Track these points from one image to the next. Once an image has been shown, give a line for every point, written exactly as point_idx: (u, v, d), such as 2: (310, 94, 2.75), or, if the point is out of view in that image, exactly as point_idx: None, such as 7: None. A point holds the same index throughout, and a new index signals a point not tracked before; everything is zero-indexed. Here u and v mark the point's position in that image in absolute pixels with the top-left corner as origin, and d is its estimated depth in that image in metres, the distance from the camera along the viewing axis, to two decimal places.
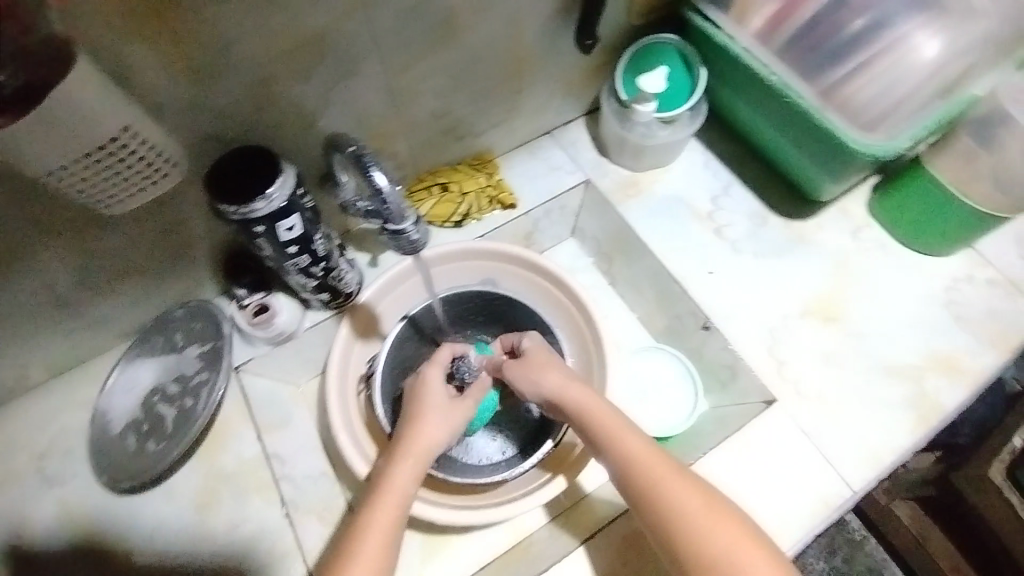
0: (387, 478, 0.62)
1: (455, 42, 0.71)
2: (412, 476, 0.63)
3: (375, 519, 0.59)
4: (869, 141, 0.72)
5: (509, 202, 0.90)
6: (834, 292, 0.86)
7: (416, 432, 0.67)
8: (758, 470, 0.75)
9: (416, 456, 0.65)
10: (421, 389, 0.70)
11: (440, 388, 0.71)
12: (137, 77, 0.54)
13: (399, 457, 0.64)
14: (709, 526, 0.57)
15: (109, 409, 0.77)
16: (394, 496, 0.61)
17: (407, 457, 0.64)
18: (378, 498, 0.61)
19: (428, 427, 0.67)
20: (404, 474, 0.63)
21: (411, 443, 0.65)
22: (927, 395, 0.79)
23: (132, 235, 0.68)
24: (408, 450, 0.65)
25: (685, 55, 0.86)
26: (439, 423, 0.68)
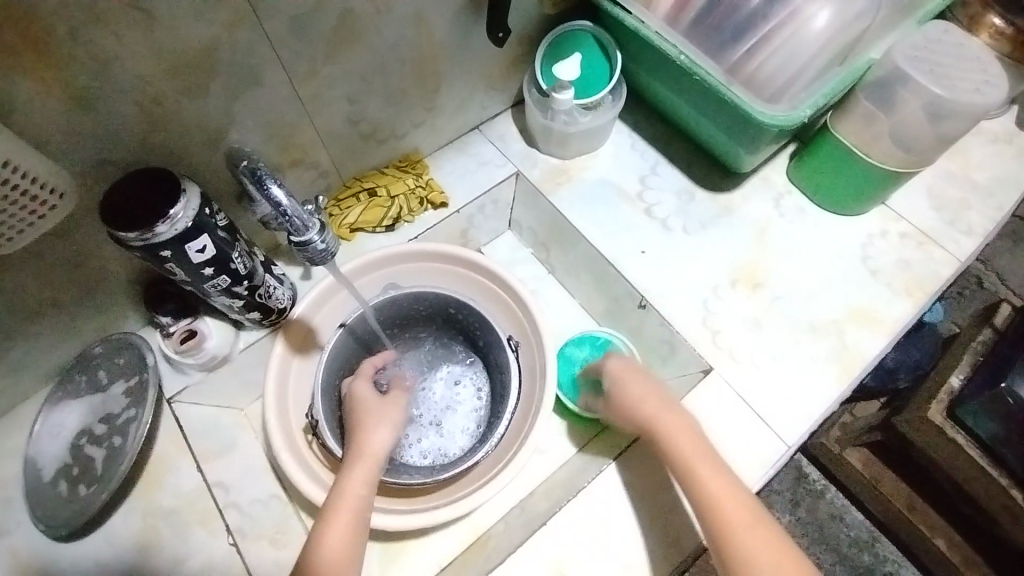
0: (340, 488, 0.64)
1: (359, 45, 0.70)
2: (363, 478, 0.65)
3: (333, 526, 0.61)
4: (772, 112, 0.73)
5: (440, 200, 0.90)
6: (759, 259, 0.89)
7: (363, 438, 0.69)
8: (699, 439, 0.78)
9: (368, 458, 0.67)
10: (358, 401, 0.73)
11: (370, 395, 0.74)
12: (11, 106, 0.51)
13: (354, 462, 0.67)
14: (713, 482, 0.64)
15: (35, 458, 0.73)
16: (349, 504, 0.63)
17: (358, 462, 0.66)
18: (336, 505, 0.62)
19: (370, 431, 0.69)
20: (358, 477, 0.65)
21: (359, 448, 0.68)
22: (849, 347, 0.83)
23: (34, 274, 0.64)
24: (359, 455, 0.67)
25: (601, 41, 0.88)
26: (382, 425, 0.71)
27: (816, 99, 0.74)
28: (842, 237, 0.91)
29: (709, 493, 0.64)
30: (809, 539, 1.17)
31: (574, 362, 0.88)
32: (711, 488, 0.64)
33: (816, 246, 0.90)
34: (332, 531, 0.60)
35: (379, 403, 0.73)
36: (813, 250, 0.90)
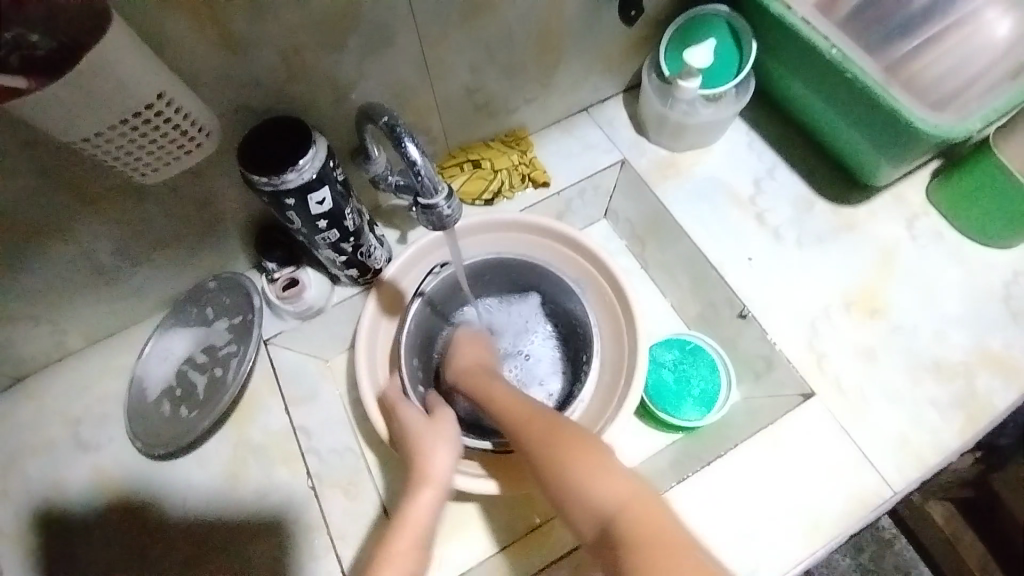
0: (405, 515, 0.60)
1: (492, 11, 0.68)
2: (430, 506, 0.61)
3: (394, 556, 0.58)
4: (934, 122, 0.67)
5: (542, 180, 0.87)
6: (879, 282, 0.81)
7: (422, 461, 0.64)
8: (722, 497, 0.71)
9: (433, 483, 0.62)
10: (405, 425, 0.68)
11: (419, 417, 0.68)
12: (174, 44, 0.53)
13: (416, 489, 0.62)
14: (599, 479, 0.54)
15: (144, 376, 0.78)
16: (413, 528, 0.60)
17: (421, 489, 0.62)
18: (397, 533, 0.59)
19: (430, 455, 0.64)
20: (422, 501, 0.61)
21: (420, 472, 0.63)
22: (978, 395, 0.75)
23: (166, 205, 0.68)
24: (420, 482, 0.62)
25: (735, 28, 0.81)
26: (442, 446, 0.65)
27: (988, 113, 0.66)
28: (976, 271, 0.82)
29: (600, 494, 0.54)
30: None
31: (661, 364, 0.85)
32: (586, 484, 0.55)
33: (946, 276, 0.82)
34: (395, 568, 0.57)
35: (426, 423, 0.68)
36: (941, 280, 0.82)
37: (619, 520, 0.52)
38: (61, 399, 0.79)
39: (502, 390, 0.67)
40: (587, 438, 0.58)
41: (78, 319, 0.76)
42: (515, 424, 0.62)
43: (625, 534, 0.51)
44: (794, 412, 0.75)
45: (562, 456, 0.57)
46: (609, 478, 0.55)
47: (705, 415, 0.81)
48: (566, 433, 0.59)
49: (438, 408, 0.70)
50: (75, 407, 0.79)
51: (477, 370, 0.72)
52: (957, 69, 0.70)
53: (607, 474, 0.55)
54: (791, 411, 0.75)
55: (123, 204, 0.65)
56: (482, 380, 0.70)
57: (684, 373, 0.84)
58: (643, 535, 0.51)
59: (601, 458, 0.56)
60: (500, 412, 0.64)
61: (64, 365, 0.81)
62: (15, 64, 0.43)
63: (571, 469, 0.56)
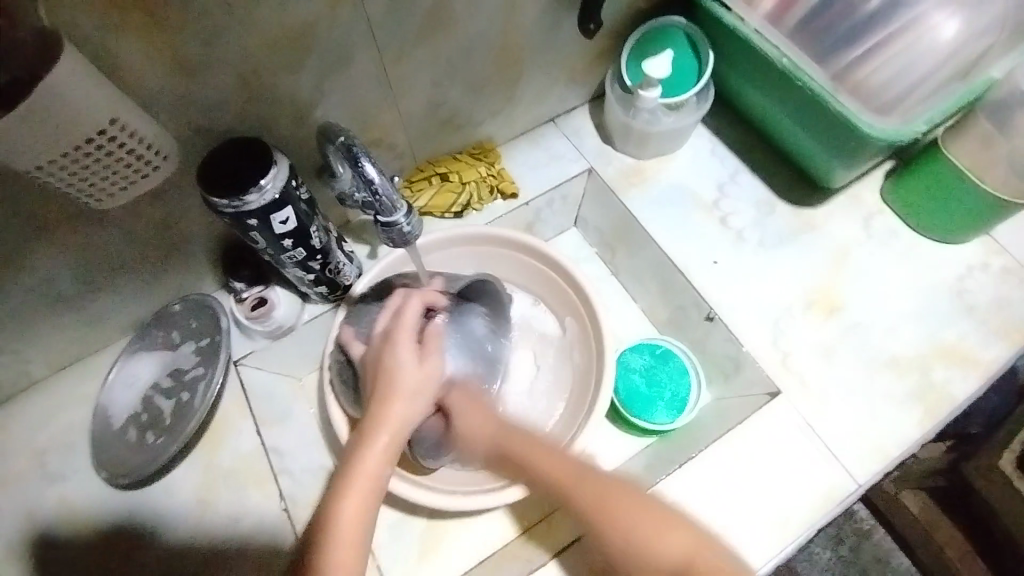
0: (355, 465, 0.57)
1: (452, 27, 0.69)
2: (388, 459, 0.58)
3: (346, 509, 0.54)
4: (883, 125, 0.69)
5: (511, 192, 0.88)
6: (839, 281, 0.84)
7: (398, 409, 0.60)
8: (721, 484, 0.73)
9: (397, 435, 0.59)
10: (390, 366, 0.62)
11: (417, 361, 0.63)
12: (129, 69, 0.53)
13: (373, 435, 0.58)
14: (655, 535, 0.55)
15: (109, 404, 0.77)
16: (368, 480, 0.56)
17: (380, 436, 0.58)
18: (351, 482, 0.56)
19: (405, 401, 0.60)
20: (378, 454, 0.58)
21: (394, 424, 0.60)
22: (936, 386, 0.78)
23: (125, 228, 0.67)
24: (379, 427, 0.58)
25: (693, 41, 0.83)
26: (421, 397, 0.62)
27: (934, 114, 0.70)
28: (931, 266, 0.85)
29: (662, 552, 0.54)
30: None
31: (632, 368, 0.86)
32: (631, 532, 0.55)
33: (903, 272, 0.85)
34: (348, 517, 0.54)
35: (418, 369, 0.63)
36: (898, 276, 0.84)
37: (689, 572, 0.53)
38: (24, 430, 0.77)
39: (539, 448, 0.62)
40: (626, 486, 0.58)
41: (39, 347, 0.75)
42: (552, 484, 0.60)
43: None
44: (760, 412, 0.76)
45: (604, 519, 0.57)
46: (669, 531, 0.55)
47: (677, 418, 0.82)
48: (609, 485, 0.58)
49: (429, 342, 0.66)
50: (39, 438, 0.76)
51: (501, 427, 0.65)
52: (904, 73, 0.72)
53: (659, 527, 0.55)
54: (758, 411, 0.76)
55: (81, 230, 0.64)
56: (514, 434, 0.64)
57: (656, 378, 0.85)
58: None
59: (655, 512, 0.56)
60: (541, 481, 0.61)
61: (27, 394, 0.79)
62: None
63: (611, 518, 0.56)
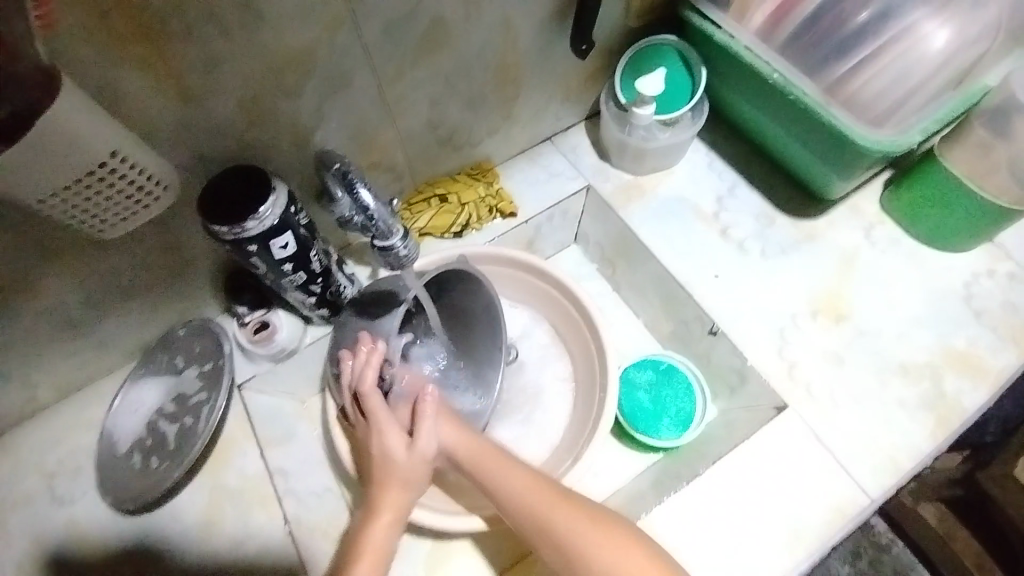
0: (363, 541, 0.64)
1: (447, 49, 0.70)
2: (387, 533, 0.65)
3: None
4: (875, 137, 0.70)
5: (509, 209, 0.89)
6: (842, 291, 0.83)
7: (389, 495, 0.66)
8: (698, 518, 0.71)
9: (393, 512, 0.66)
10: (383, 450, 0.67)
11: (407, 449, 0.67)
12: (132, 101, 0.54)
13: (376, 514, 0.66)
14: (611, 554, 0.60)
15: (115, 429, 0.77)
16: (371, 552, 0.64)
17: (383, 516, 0.66)
18: (356, 561, 0.63)
19: (395, 481, 0.67)
20: (378, 533, 0.65)
21: (387, 502, 0.66)
22: (946, 396, 0.77)
23: (130, 255, 0.68)
24: (379, 510, 0.66)
25: (685, 56, 0.84)
26: (409, 476, 0.67)
27: (929, 124, 0.72)
28: (936, 273, 0.84)
29: (607, 569, 0.59)
30: None
31: (637, 386, 0.86)
32: (593, 563, 0.60)
33: (907, 280, 0.84)
34: None
35: (412, 455, 0.67)
36: (902, 284, 0.84)
37: None
38: (32, 456, 0.78)
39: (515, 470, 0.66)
40: (598, 517, 0.62)
41: (47, 373, 0.76)
42: (519, 499, 0.64)
43: None
44: (767, 427, 0.75)
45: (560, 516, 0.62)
46: (635, 554, 0.60)
47: (682, 435, 0.82)
48: (565, 503, 0.63)
49: (421, 421, 0.67)
50: (47, 464, 0.77)
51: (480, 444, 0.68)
52: (897, 83, 0.72)
53: (608, 534, 0.61)
54: (764, 425, 0.75)
55: (87, 258, 0.65)
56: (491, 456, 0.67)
57: (661, 395, 0.84)
58: None
59: (609, 525, 0.61)
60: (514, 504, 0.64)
61: (35, 420, 0.80)
62: None
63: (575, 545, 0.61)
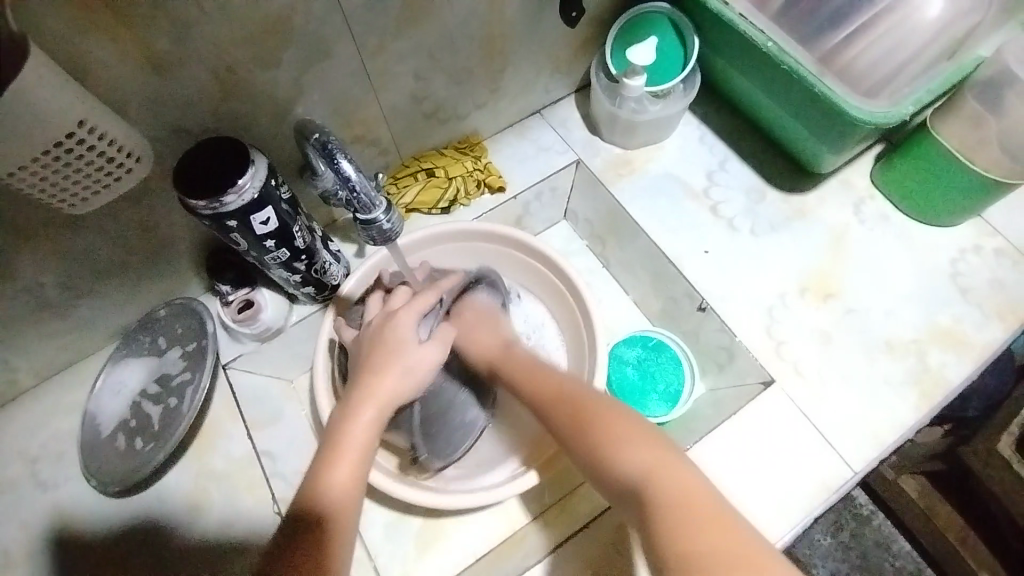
0: (341, 429, 0.57)
1: (431, 18, 0.68)
2: (369, 421, 0.58)
3: (340, 457, 0.55)
4: (868, 108, 0.69)
5: (497, 185, 0.88)
6: (830, 266, 0.83)
7: (375, 377, 0.60)
8: (732, 457, 0.73)
9: (377, 401, 0.59)
10: (398, 340, 0.62)
11: (418, 340, 0.63)
12: (99, 71, 0.52)
13: (359, 406, 0.59)
14: (630, 444, 0.54)
15: (98, 412, 0.76)
16: (354, 444, 0.56)
17: (370, 396, 0.59)
18: (336, 447, 0.56)
19: (388, 373, 0.61)
20: (363, 421, 0.58)
21: (370, 386, 0.60)
22: (931, 370, 0.78)
23: (106, 233, 0.66)
24: (364, 401, 0.58)
25: (677, 25, 0.82)
26: (402, 370, 0.61)
27: (921, 95, 0.69)
28: (924, 249, 0.84)
29: (628, 460, 0.53)
30: (850, 564, 1.09)
31: (625, 362, 0.86)
32: (620, 453, 0.53)
33: (895, 256, 0.84)
34: (338, 474, 0.54)
35: (418, 354, 0.63)
36: (891, 261, 0.84)
37: (647, 487, 0.51)
38: (13, 440, 0.76)
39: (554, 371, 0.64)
40: (617, 411, 0.57)
41: (25, 356, 0.74)
42: (545, 399, 0.61)
43: (663, 499, 0.50)
44: (754, 402, 0.76)
45: (598, 451, 0.55)
46: (643, 444, 0.54)
47: (670, 411, 0.81)
48: (578, 402, 0.59)
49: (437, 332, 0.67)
50: (29, 447, 0.76)
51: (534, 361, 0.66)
52: (889, 55, 0.71)
53: (640, 442, 0.54)
54: (752, 400, 0.76)
55: (60, 236, 0.63)
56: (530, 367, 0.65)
57: (649, 369, 0.84)
58: (669, 492, 0.50)
59: (634, 427, 0.55)
60: (542, 395, 0.62)
61: (16, 403, 0.78)
62: None
63: (595, 432, 0.55)
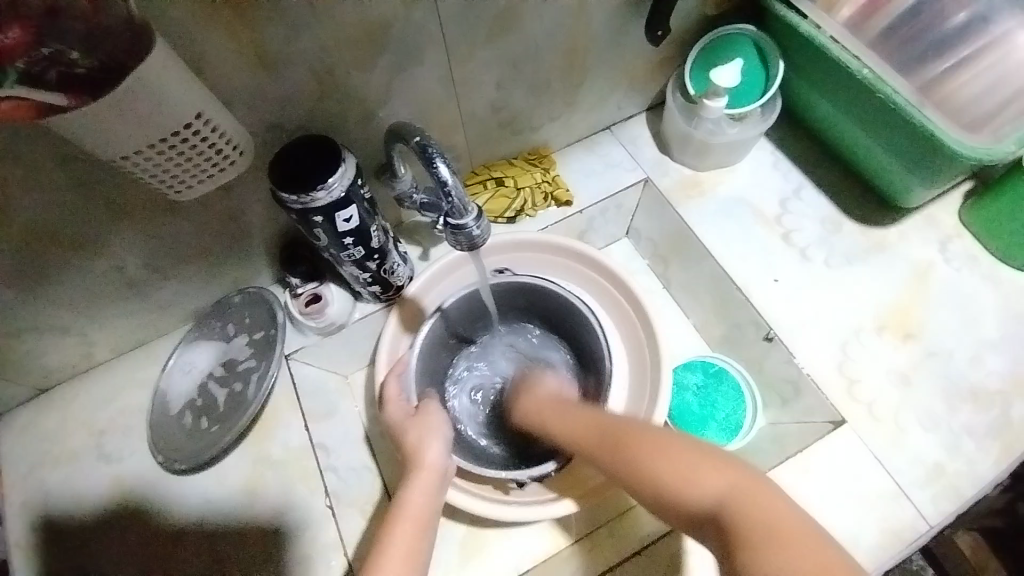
0: (400, 504, 0.60)
1: (519, 29, 0.69)
2: (425, 493, 0.62)
3: (394, 545, 0.56)
4: (971, 143, 0.65)
5: (565, 199, 0.87)
6: (910, 306, 0.79)
7: (417, 454, 0.66)
8: None
9: (428, 476, 0.64)
10: (412, 445, 0.67)
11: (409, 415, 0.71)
12: (210, 64, 0.54)
13: (413, 479, 0.63)
14: (698, 469, 0.50)
15: (167, 390, 0.78)
16: (410, 516, 0.59)
17: (418, 477, 0.63)
18: (393, 523, 0.58)
19: (424, 446, 0.66)
20: (415, 492, 0.61)
21: (415, 466, 0.64)
22: (1016, 424, 0.73)
23: (195, 219, 0.69)
24: (415, 474, 0.63)
25: (762, 49, 0.81)
26: (433, 438, 0.67)
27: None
28: (1013, 294, 0.80)
29: (701, 490, 0.48)
30: None
31: (685, 387, 0.84)
32: (690, 485, 0.49)
33: (981, 299, 0.79)
34: (397, 547, 0.56)
35: (414, 420, 0.70)
36: (975, 305, 0.79)
37: (721, 511, 0.47)
38: (83, 410, 0.80)
39: (562, 417, 0.67)
40: (668, 436, 0.54)
41: (104, 330, 0.77)
42: (591, 445, 0.61)
43: (739, 521, 0.45)
44: (822, 441, 0.72)
45: (648, 454, 0.53)
46: (713, 470, 0.49)
47: (731, 441, 0.79)
48: (629, 430, 0.57)
49: (427, 415, 0.70)
50: (98, 419, 0.79)
51: (561, 408, 0.69)
52: (991, 90, 0.68)
53: (704, 463, 0.50)
54: (819, 439, 0.73)
55: (155, 219, 0.66)
56: (564, 411, 0.68)
57: (709, 397, 0.82)
58: (758, 518, 0.45)
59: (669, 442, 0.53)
60: (567, 429, 0.65)
61: (88, 376, 0.82)
62: (53, 80, 0.43)
63: (651, 457, 0.53)
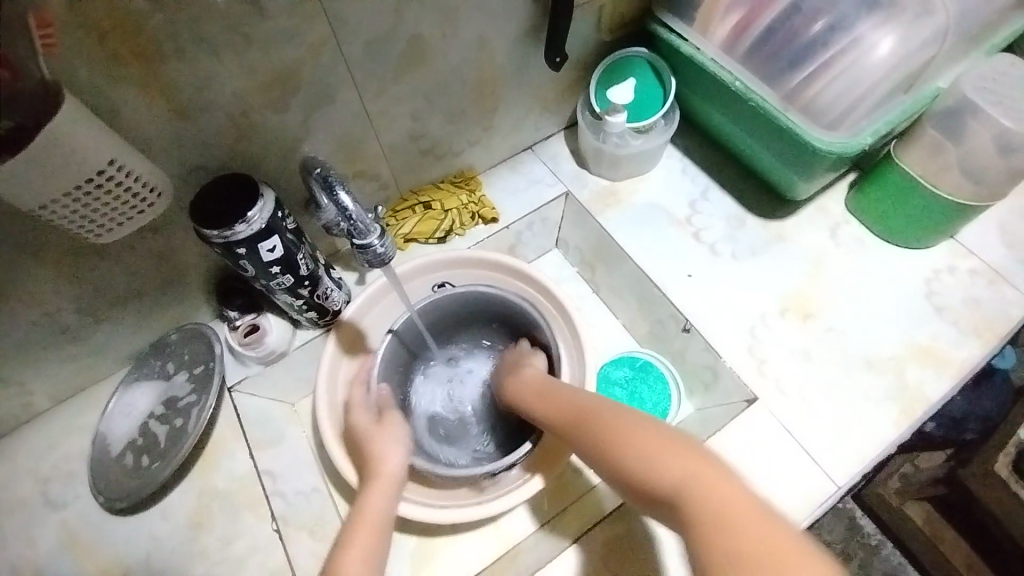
0: (360, 508, 0.65)
1: (425, 64, 0.75)
2: (383, 499, 0.66)
3: (354, 548, 0.60)
4: (831, 139, 0.74)
5: (491, 216, 0.93)
6: (809, 288, 0.87)
7: (377, 459, 0.70)
8: None
9: (387, 482, 0.68)
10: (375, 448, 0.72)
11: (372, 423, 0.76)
12: (124, 115, 0.58)
13: (373, 485, 0.68)
14: (661, 453, 0.55)
15: (108, 433, 0.79)
16: (368, 522, 0.63)
17: (376, 484, 0.68)
18: (355, 527, 0.62)
19: (383, 453, 0.71)
20: (376, 500, 0.66)
21: (377, 472, 0.69)
22: (910, 388, 0.80)
23: (126, 261, 0.71)
24: (373, 482, 0.68)
25: (655, 68, 0.89)
26: (393, 444, 0.72)
27: (881, 125, 0.76)
28: (900, 270, 0.88)
29: (664, 472, 0.53)
30: None
31: (614, 381, 0.90)
32: (654, 461, 0.55)
33: (874, 277, 0.88)
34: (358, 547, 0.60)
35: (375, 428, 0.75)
36: (869, 282, 0.87)
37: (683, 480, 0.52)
38: (25, 461, 0.80)
39: (578, 395, 0.69)
40: (649, 426, 0.59)
41: (43, 378, 0.78)
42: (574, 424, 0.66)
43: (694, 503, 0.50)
44: (739, 419, 0.78)
45: (621, 446, 0.58)
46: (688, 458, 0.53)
47: None
48: (614, 421, 0.61)
49: (388, 422, 0.75)
50: (41, 467, 0.79)
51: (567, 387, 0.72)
52: (850, 88, 0.75)
53: (668, 449, 0.55)
54: (737, 418, 0.78)
55: (84, 265, 0.68)
56: (552, 394, 0.72)
57: (637, 389, 0.89)
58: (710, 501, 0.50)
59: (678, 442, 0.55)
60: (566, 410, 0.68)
61: (30, 425, 0.82)
62: None
63: (620, 439, 0.59)
